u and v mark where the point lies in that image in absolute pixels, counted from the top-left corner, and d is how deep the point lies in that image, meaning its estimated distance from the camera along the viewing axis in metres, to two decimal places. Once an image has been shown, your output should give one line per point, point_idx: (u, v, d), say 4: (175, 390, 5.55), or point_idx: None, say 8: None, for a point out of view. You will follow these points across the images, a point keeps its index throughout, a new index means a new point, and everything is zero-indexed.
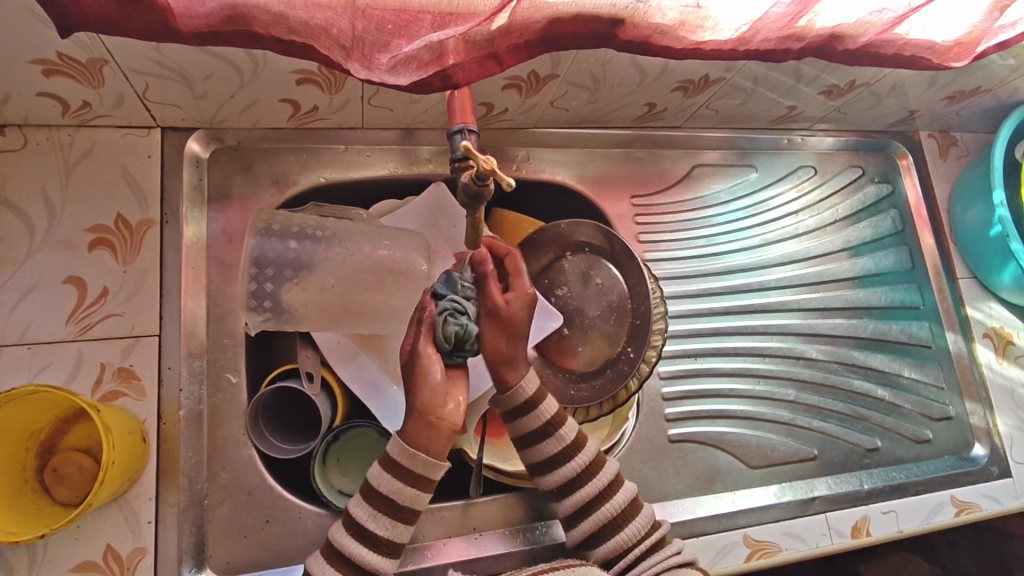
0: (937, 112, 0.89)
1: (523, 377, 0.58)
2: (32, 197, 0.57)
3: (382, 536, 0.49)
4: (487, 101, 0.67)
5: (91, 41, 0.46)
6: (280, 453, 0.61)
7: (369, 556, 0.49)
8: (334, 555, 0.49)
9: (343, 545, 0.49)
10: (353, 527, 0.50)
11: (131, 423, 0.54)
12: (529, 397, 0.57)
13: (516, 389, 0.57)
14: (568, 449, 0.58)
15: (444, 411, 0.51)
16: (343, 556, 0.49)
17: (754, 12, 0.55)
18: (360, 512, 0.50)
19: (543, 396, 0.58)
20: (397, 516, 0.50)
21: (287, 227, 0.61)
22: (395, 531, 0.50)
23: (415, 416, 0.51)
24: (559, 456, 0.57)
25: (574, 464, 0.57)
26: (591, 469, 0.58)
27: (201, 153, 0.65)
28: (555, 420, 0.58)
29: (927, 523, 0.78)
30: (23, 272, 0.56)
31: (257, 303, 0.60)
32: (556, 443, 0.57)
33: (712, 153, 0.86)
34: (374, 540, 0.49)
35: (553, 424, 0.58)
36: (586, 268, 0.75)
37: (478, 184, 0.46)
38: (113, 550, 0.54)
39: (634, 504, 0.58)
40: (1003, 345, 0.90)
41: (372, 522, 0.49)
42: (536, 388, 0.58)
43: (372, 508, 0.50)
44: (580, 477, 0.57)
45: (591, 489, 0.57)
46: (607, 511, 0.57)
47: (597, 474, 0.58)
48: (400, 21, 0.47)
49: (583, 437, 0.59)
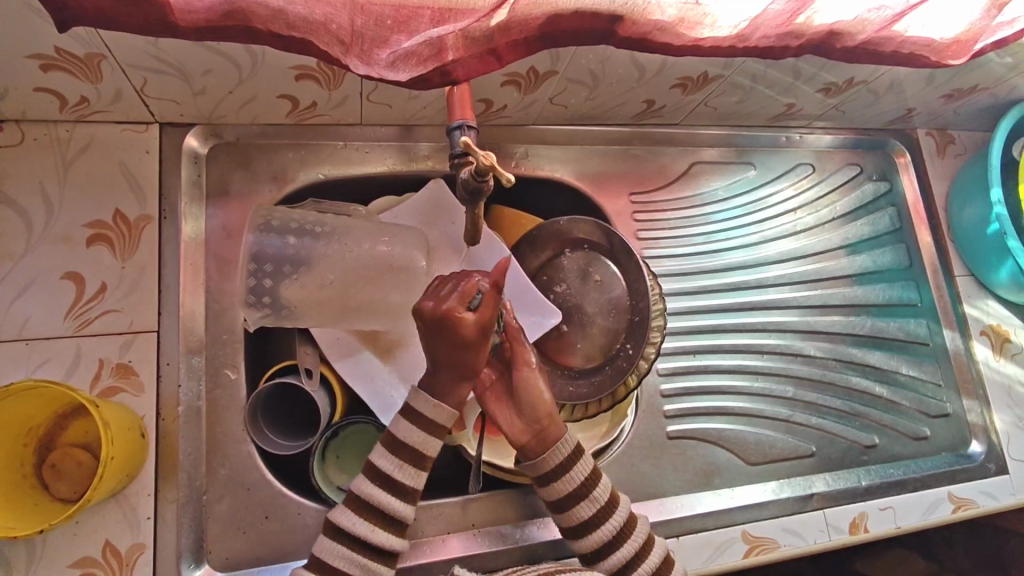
0: (935, 110, 0.89)
1: (562, 437, 0.59)
2: (30, 192, 0.57)
3: (407, 485, 0.53)
4: (487, 98, 0.66)
5: (88, 35, 0.46)
6: (271, 446, 0.61)
7: (397, 504, 0.52)
8: (362, 504, 0.52)
9: (370, 494, 0.52)
10: (379, 477, 0.52)
11: (129, 419, 0.54)
12: (562, 461, 0.57)
13: (545, 456, 0.58)
14: (602, 511, 0.57)
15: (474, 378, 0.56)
16: (370, 504, 0.51)
17: (752, 9, 0.55)
18: (386, 464, 0.53)
19: (578, 456, 0.58)
20: (420, 465, 0.54)
21: (286, 222, 0.61)
22: (417, 480, 0.53)
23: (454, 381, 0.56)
24: (594, 518, 0.57)
25: (607, 528, 0.57)
26: (623, 533, 0.57)
27: (199, 149, 0.64)
28: (588, 483, 0.58)
29: (924, 519, 0.78)
30: (21, 268, 0.56)
31: (256, 299, 0.60)
32: (591, 505, 0.57)
33: (711, 150, 0.86)
34: (400, 489, 0.52)
35: (587, 485, 0.57)
36: (584, 264, 0.75)
37: (477, 180, 0.47)
38: (111, 545, 0.55)
39: (665, 564, 0.58)
40: (999, 343, 0.90)
41: (399, 472, 0.53)
42: (571, 450, 0.58)
43: (398, 459, 0.53)
44: (616, 539, 0.57)
45: (626, 551, 0.57)
46: (642, 571, 0.57)
47: (633, 535, 0.58)
48: (400, 16, 0.47)
49: (616, 497, 0.58)
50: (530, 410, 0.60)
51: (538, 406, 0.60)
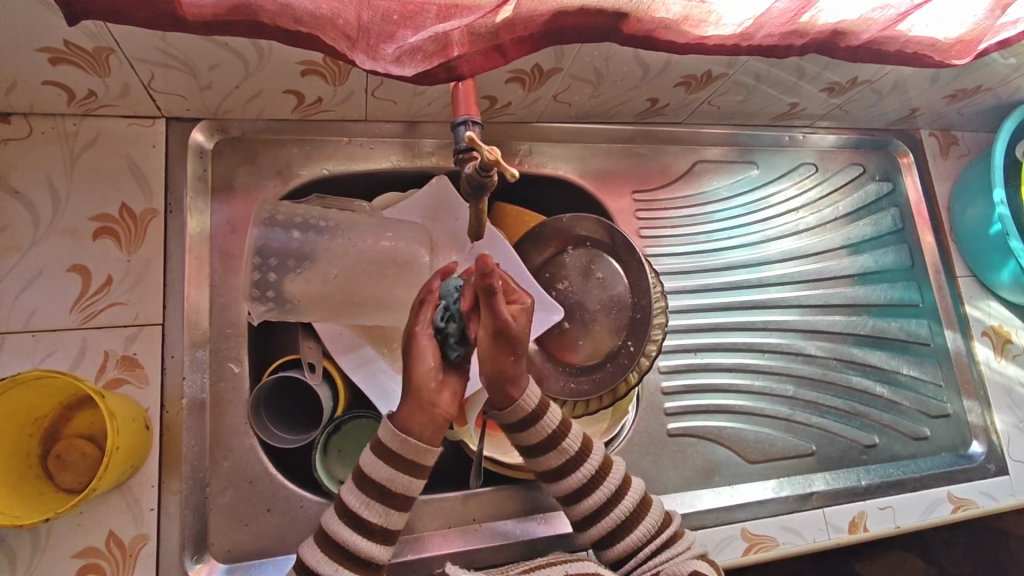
0: (939, 110, 0.89)
1: (526, 390, 0.58)
2: (37, 184, 0.58)
3: (375, 523, 0.49)
4: (491, 94, 0.67)
5: (97, 29, 0.47)
6: (284, 442, 0.61)
7: (361, 541, 0.49)
8: (325, 539, 0.49)
9: (336, 532, 0.49)
10: (346, 512, 0.50)
11: (135, 410, 0.55)
12: (529, 411, 0.57)
13: (514, 406, 0.57)
14: (576, 457, 0.58)
15: (438, 396, 0.51)
16: (335, 543, 0.49)
17: (757, 8, 0.55)
18: (353, 499, 0.50)
19: (544, 409, 0.58)
20: (389, 502, 0.50)
21: (290, 217, 0.62)
22: (387, 519, 0.50)
23: (407, 398, 0.51)
24: (567, 465, 0.58)
25: (582, 473, 0.58)
26: (597, 476, 0.58)
27: (205, 143, 0.65)
28: (560, 431, 0.58)
29: (924, 518, 0.78)
30: (27, 259, 0.57)
31: (260, 293, 0.60)
32: (560, 455, 0.58)
33: (714, 149, 0.87)
34: (367, 528, 0.49)
35: (557, 435, 0.58)
36: (587, 262, 0.76)
37: (482, 175, 0.47)
38: (115, 536, 0.55)
39: (643, 506, 0.58)
40: (1000, 343, 0.90)
41: (365, 509, 0.49)
42: (537, 400, 0.58)
43: (365, 495, 0.50)
44: (590, 483, 0.58)
45: (601, 495, 0.58)
46: (617, 515, 0.57)
47: (608, 477, 0.58)
48: (406, 12, 0.47)
49: (587, 444, 0.59)
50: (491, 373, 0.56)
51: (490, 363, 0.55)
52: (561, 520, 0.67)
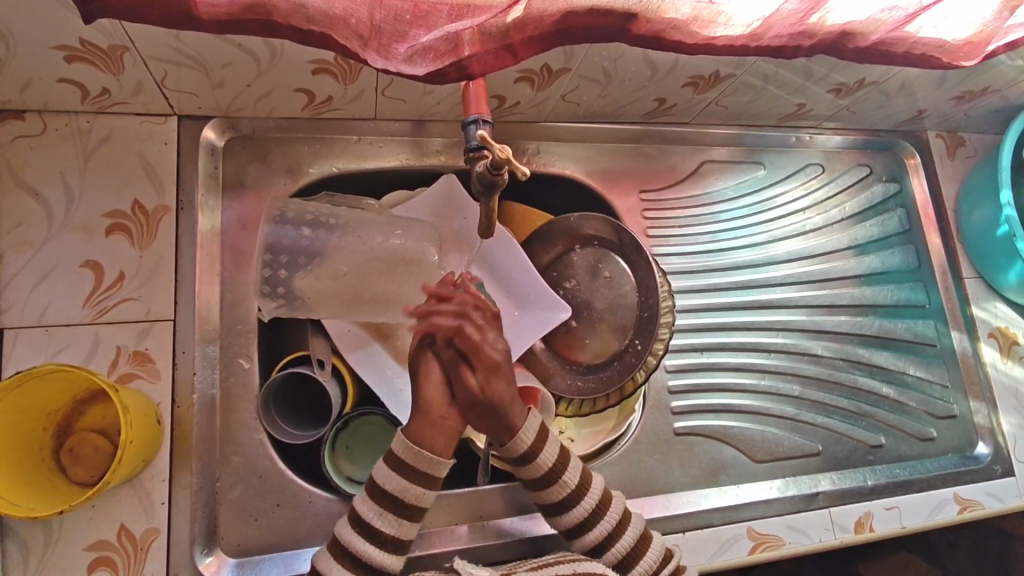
0: (945, 112, 0.89)
1: (523, 427, 0.56)
2: (52, 181, 0.58)
3: (388, 533, 0.50)
4: (500, 94, 0.67)
5: (114, 29, 0.47)
6: (291, 438, 0.62)
7: (376, 551, 0.49)
8: (340, 551, 0.49)
9: (349, 541, 0.49)
10: (360, 524, 0.50)
11: (147, 405, 0.55)
12: (529, 446, 0.56)
13: (515, 442, 0.56)
14: (575, 492, 0.57)
15: (449, 413, 0.55)
16: (349, 552, 0.49)
17: (766, 9, 0.55)
18: (366, 510, 0.50)
19: (540, 448, 0.57)
20: (403, 514, 0.51)
21: (300, 215, 0.63)
22: (400, 529, 0.50)
23: (418, 415, 0.54)
24: (568, 499, 0.57)
25: (583, 506, 0.57)
26: (600, 509, 0.58)
27: (216, 141, 0.65)
28: (559, 465, 0.57)
29: (930, 519, 0.78)
30: (42, 254, 0.57)
31: (270, 289, 0.61)
32: (562, 489, 0.57)
33: (721, 149, 0.87)
34: (378, 537, 0.50)
35: (557, 471, 0.57)
36: (594, 261, 0.76)
37: (493, 173, 0.47)
38: (126, 530, 0.55)
39: (643, 541, 0.59)
40: (1007, 345, 0.90)
41: (379, 519, 0.50)
42: (535, 435, 0.57)
43: (378, 506, 0.50)
44: (592, 516, 0.58)
45: (603, 528, 0.58)
46: (619, 549, 0.58)
47: (609, 510, 0.58)
48: (418, 11, 0.47)
49: (587, 476, 0.59)
50: (483, 409, 0.56)
51: (486, 409, 0.56)
52: None
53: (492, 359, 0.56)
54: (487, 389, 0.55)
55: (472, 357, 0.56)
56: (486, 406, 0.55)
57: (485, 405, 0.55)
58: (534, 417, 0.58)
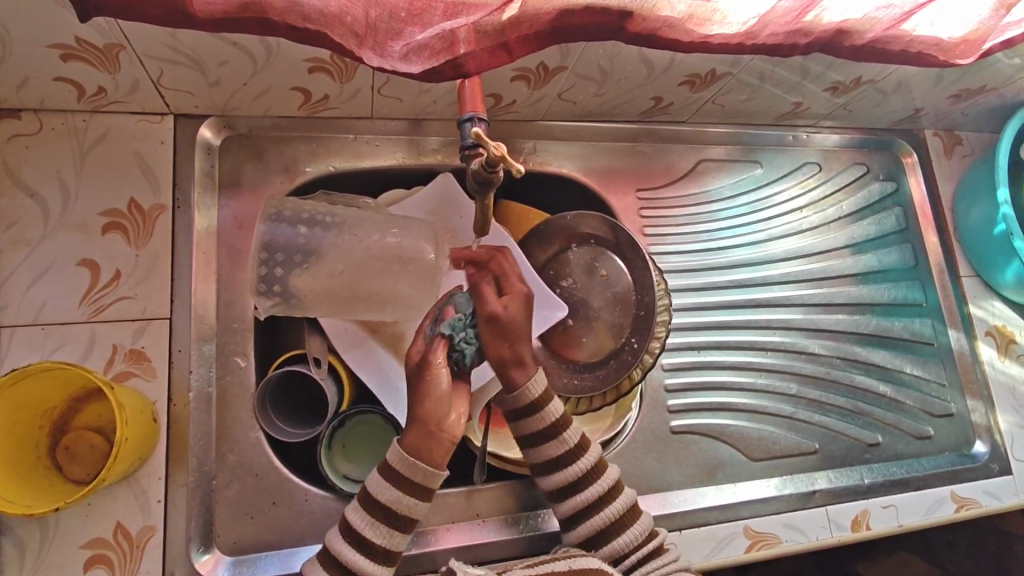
0: (943, 110, 0.89)
1: (532, 377, 0.59)
2: (48, 179, 0.58)
3: (379, 544, 0.50)
4: (497, 93, 0.67)
5: (109, 27, 0.47)
6: (285, 436, 0.62)
7: (365, 561, 0.49)
8: (330, 560, 0.50)
9: (339, 551, 0.50)
10: (351, 533, 0.50)
11: (143, 403, 0.55)
12: (535, 398, 0.58)
13: (523, 390, 0.58)
14: (572, 450, 0.59)
15: (447, 422, 0.52)
16: (334, 557, 0.50)
17: (761, 7, 0.55)
18: (357, 519, 0.50)
19: (546, 400, 0.59)
20: (396, 525, 0.50)
21: (298, 213, 0.63)
22: (392, 540, 0.50)
23: (415, 424, 0.51)
24: (562, 458, 0.58)
25: (578, 467, 0.58)
26: (593, 473, 0.59)
27: (213, 140, 0.65)
28: (560, 423, 0.59)
29: (928, 517, 0.79)
30: (38, 253, 0.57)
31: (267, 288, 0.62)
32: (559, 445, 0.58)
33: (718, 148, 0.87)
34: (369, 547, 0.50)
35: (557, 426, 0.59)
36: (591, 259, 0.76)
37: (488, 171, 0.47)
38: (123, 528, 0.56)
39: (631, 513, 0.59)
40: (1004, 343, 0.90)
41: (370, 528, 0.50)
42: (542, 389, 0.59)
43: (370, 515, 0.50)
44: (583, 479, 0.58)
45: (592, 493, 0.58)
46: (605, 515, 0.58)
47: (600, 478, 0.59)
48: (413, 9, 0.47)
49: (586, 441, 0.60)
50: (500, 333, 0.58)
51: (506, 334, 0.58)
52: (551, 520, 0.67)
53: (518, 288, 0.61)
54: (509, 309, 0.59)
55: (501, 279, 0.62)
56: (506, 331, 0.58)
57: (506, 324, 0.58)
58: (541, 376, 0.59)
